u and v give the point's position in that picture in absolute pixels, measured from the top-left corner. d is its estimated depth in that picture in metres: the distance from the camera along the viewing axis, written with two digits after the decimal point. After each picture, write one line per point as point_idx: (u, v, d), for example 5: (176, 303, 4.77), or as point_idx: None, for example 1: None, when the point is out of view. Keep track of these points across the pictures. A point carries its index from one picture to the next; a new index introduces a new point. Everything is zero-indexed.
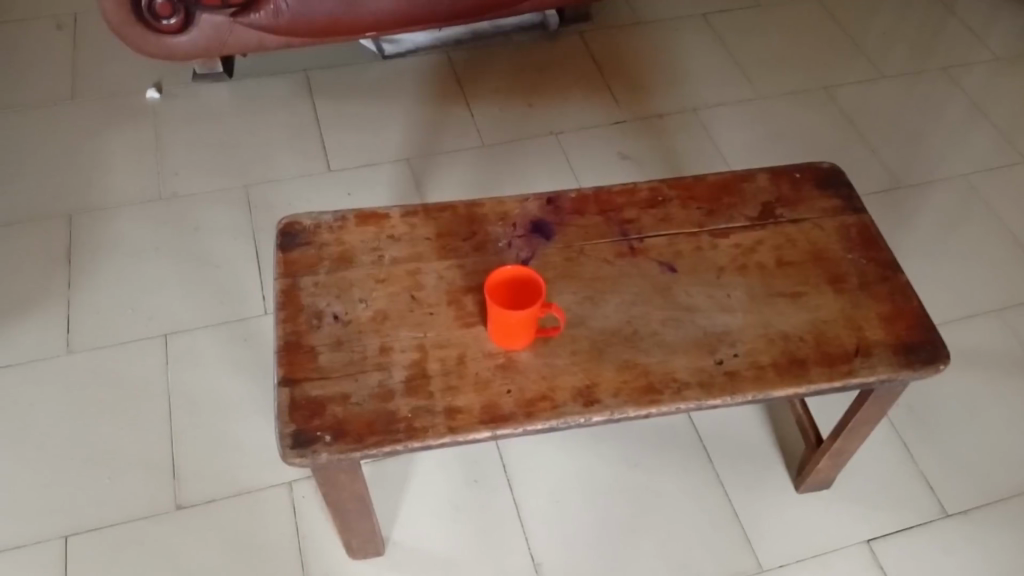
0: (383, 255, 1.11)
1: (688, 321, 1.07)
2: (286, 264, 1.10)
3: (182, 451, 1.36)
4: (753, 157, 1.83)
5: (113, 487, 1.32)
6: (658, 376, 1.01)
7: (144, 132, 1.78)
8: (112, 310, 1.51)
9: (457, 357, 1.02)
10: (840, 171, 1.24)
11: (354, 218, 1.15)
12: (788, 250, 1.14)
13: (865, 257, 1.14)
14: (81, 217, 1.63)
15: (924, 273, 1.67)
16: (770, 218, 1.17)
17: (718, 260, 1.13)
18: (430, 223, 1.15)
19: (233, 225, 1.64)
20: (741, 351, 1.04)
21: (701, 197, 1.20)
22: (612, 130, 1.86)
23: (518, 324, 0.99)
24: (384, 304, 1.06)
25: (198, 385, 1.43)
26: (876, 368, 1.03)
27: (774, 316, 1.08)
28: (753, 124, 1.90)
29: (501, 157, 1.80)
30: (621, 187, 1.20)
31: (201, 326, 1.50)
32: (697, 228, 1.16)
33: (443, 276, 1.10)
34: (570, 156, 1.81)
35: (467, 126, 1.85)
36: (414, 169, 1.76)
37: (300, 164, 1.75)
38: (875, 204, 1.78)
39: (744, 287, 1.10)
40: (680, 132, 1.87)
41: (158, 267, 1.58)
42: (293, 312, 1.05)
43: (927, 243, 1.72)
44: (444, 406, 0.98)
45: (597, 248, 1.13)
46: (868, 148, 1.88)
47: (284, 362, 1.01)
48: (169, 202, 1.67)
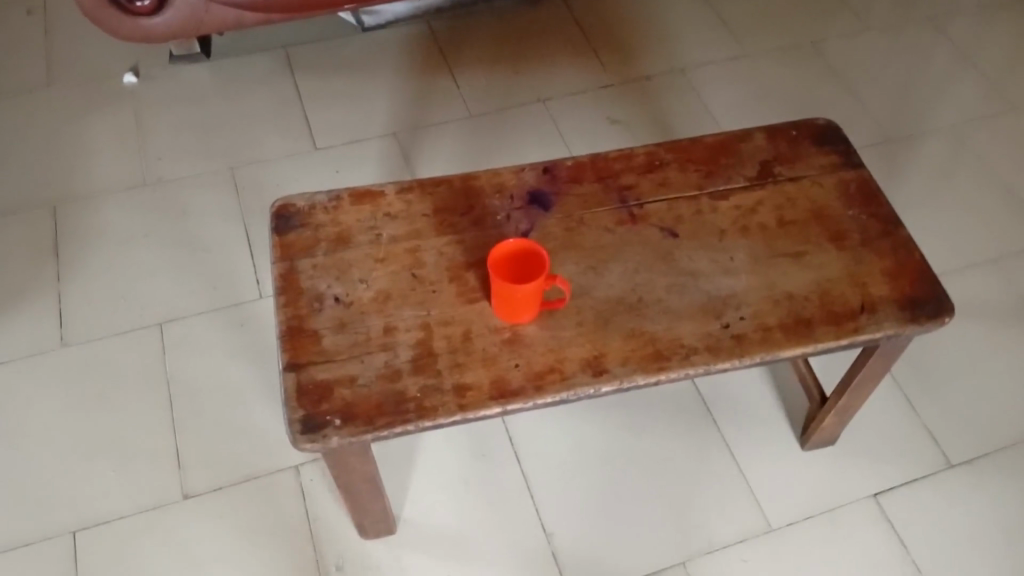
0: (380, 233, 1.10)
1: (692, 286, 1.06)
2: (283, 248, 1.08)
3: (186, 439, 1.35)
4: (744, 116, 1.82)
5: (118, 480, 1.30)
6: (666, 343, 1.01)
7: (123, 117, 1.74)
8: (105, 301, 1.49)
9: (463, 333, 1.01)
10: (836, 126, 1.22)
11: (349, 197, 1.13)
12: (789, 209, 1.13)
13: (866, 213, 1.13)
14: (66, 207, 1.60)
15: (918, 226, 1.67)
16: (769, 177, 1.16)
17: (719, 223, 1.12)
18: (427, 199, 1.13)
19: (222, 209, 1.61)
20: (747, 313, 1.04)
21: (698, 159, 1.18)
22: (601, 95, 1.84)
23: (524, 298, 0.98)
24: (386, 284, 1.05)
25: (197, 372, 1.42)
26: (882, 324, 1.03)
27: (778, 277, 1.07)
28: (742, 83, 1.88)
29: (490, 128, 1.77)
30: (618, 153, 1.19)
31: (196, 312, 1.48)
32: (696, 191, 1.15)
33: (443, 253, 1.08)
34: (559, 124, 1.79)
35: (454, 96, 1.82)
36: (403, 143, 1.74)
37: (286, 144, 1.72)
38: (868, 158, 1.77)
39: (746, 249, 1.10)
40: (669, 93, 1.85)
41: (148, 254, 1.55)
42: (294, 296, 1.03)
43: (920, 195, 1.72)
44: (453, 384, 0.97)
45: (597, 216, 1.12)
46: (857, 101, 1.87)
47: (288, 347, 0.99)
48: (154, 187, 1.64)
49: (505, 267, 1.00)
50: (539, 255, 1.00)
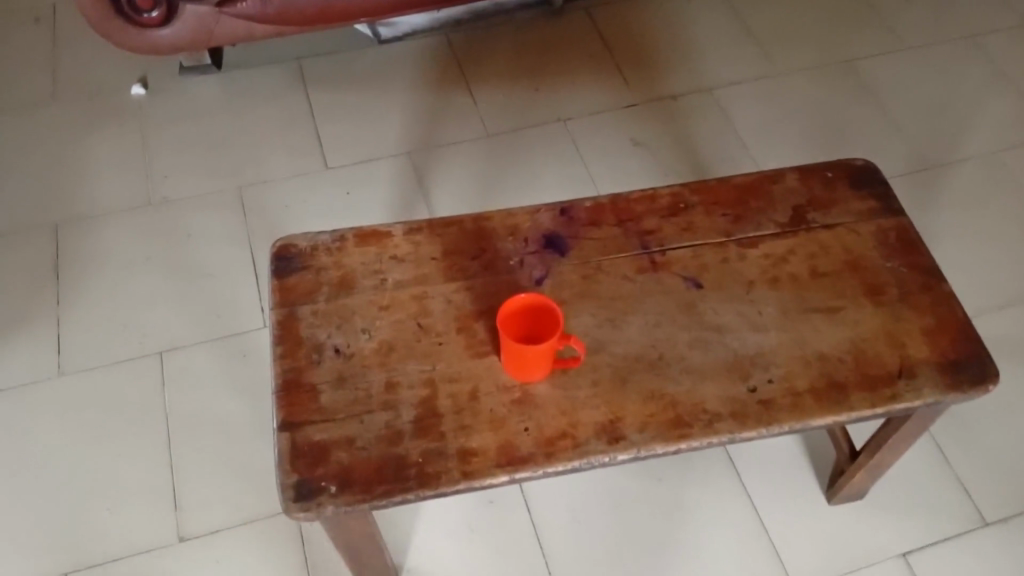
0: (386, 278, 1.03)
1: (717, 342, 0.99)
2: (282, 292, 1.02)
3: (185, 479, 1.30)
4: (773, 140, 1.74)
5: (113, 519, 1.26)
6: (687, 407, 0.94)
7: (130, 133, 1.70)
8: (107, 329, 1.44)
9: (469, 391, 0.94)
10: (874, 167, 1.14)
11: (353, 238, 1.06)
12: (823, 259, 1.06)
13: (906, 264, 1.05)
14: (70, 228, 1.56)
15: (956, 259, 1.58)
16: (801, 223, 1.09)
17: (748, 273, 1.05)
18: (436, 240, 1.07)
19: (226, 233, 1.56)
20: (776, 376, 0.96)
21: (726, 202, 1.11)
22: (622, 115, 1.76)
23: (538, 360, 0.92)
24: (389, 334, 0.99)
25: (197, 406, 1.36)
26: (921, 391, 0.96)
27: (809, 335, 0.99)
28: (771, 103, 1.80)
29: (507, 148, 1.70)
30: (640, 194, 1.12)
31: (198, 341, 1.43)
32: (723, 238, 1.08)
33: (452, 301, 1.02)
34: (579, 145, 1.71)
35: (469, 114, 1.75)
36: (415, 163, 1.67)
37: (295, 162, 1.66)
38: (904, 185, 1.68)
39: (776, 302, 1.02)
40: (695, 114, 1.77)
41: (152, 279, 1.50)
42: (291, 345, 0.98)
43: (958, 226, 1.63)
44: (457, 449, 0.91)
45: (616, 263, 1.05)
46: (892, 123, 1.78)
47: (284, 403, 0.93)
48: (159, 208, 1.59)
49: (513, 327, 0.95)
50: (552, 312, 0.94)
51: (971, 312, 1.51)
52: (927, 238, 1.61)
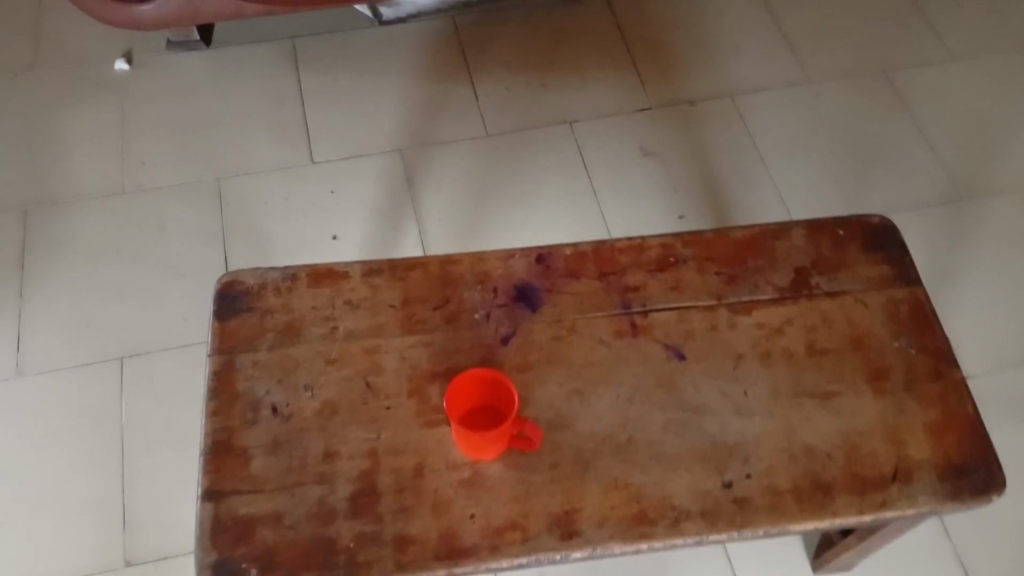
0: (337, 326, 0.94)
1: (695, 426, 0.88)
2: (222, 337, 0.93)
3: (136, 498, 1.23)
4: (794, 156, 1.61)
5: (57, 538, 1.19)
6: (654, 502, 0.84)
7: (109, 110, 1.60)
8: (69, 327, 1.36)
9: (414, 467, 0.86)
10: (892, 226, 1.03)
11: (306, 277, 0.97)
12: (823, 333, 0.95)
13: (915, 344, 0.95)
14: (38, 213, 1.48)
15: (983, 303, 1.45)
16: (803, 289, 0.98)
17: (737, 344, 0.94)
18: (396, 285, 0.97)
19: (201, 229, 1.47)
20: (756, 470, 0.86)
21: (722, 258, 1.00)
22: (634, 119, 1.64)
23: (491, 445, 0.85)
24: (334, 394, 0.90)
25: (155, 419, 1.29)
26: (916, 500, 0.86)
27: (799, 424, 0.89)
28: (796, 114, 1.66)
29: (507, 149, 1.59)
30: (626, 243, 1.01)
31: (162, 347, 1.35)
32: (714, 301, 0.97)
33: (406, 357, 0.93)
34: (584, 151, 1.60)
35: (469, 109, 1.64)
36: (407, 161, 1.56)
37: (278, 154, 1.56)
38: (933, 216, 1.54)
39: (766, 382, 0.91)
40: (713, 122, 1.64)
41: (119, 274, 1.42)
42: (227, 401, 0.90)
43: (988, 266, 1.49)
44: (393, 535, 0.82)
45: (592, 323, 0.95)
46: (927, 145, 1.63)
47: (210, 468, 0.86)
48: (131, 196, 1.50)
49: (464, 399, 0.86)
50: (510, 393, 0.85)
51: (992, 365, 1.39)
52: (952, 278, 1.48)
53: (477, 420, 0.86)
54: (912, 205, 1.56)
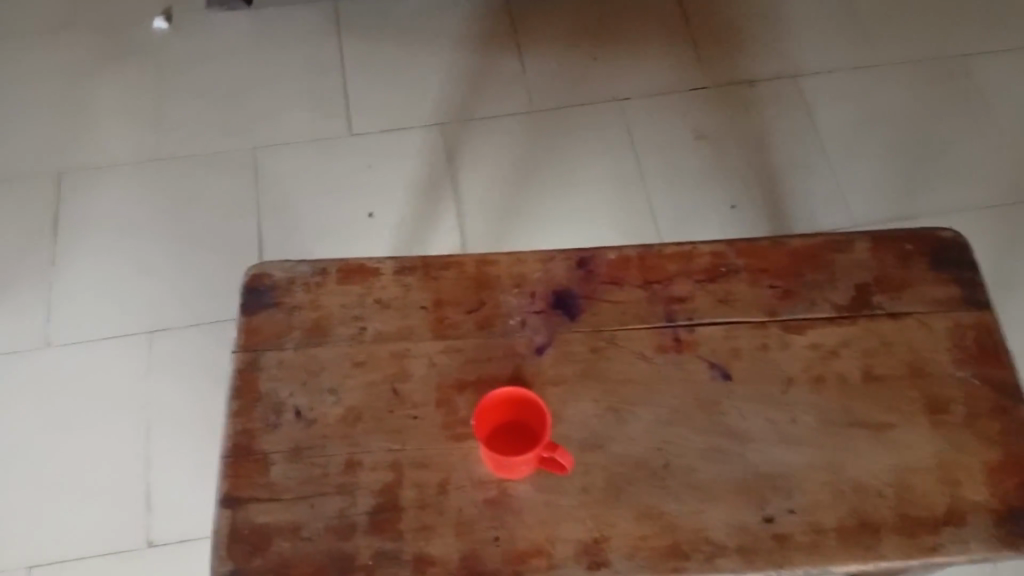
0: (365, 327, 0.90)
1: (736, 454, 0.83)
2: (247, 334, 0.90)
3: (160, 479, 1.23)
4: (857, 147, 1.52)
5: (81, 516, 1.21)
6: (687, 535, 0.79)
7: (146, 72, 1.56)
8: (99, 300, 1.36)
9: (438, 483, 0.82)
10: (964, 242, 0.95)
11: (336, 273, 0.93)
12: (880, 358, 0.88)
13: (979, 375, 0.88)
14: (72, 179, 1.46)
15: None
16: (862, 308, 0.91)
17: (787, 366, 0.87)
18: (428, 285, 0.92)
19: (236, 202, 1.44)
20: (799, 506, 0.81)
21: (777, 270, 0.93)
22: (688, 99, 1.55)
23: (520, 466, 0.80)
24: (359, 400, 0.86)
25: (181, 398, 1.29)
26: (969, 547, 0.80)
27: (848, 456, 0.83)
28: (862, 100, 1.56)
29: (552, 127, 1.52)
30: (675, 249, 0.94)
31: (190, 324, 1.34)
32: (766, 317, 0.90)
33: (435, 364, 0.88)
34: (633, 132, 1.52)
35: (515, 83, 1.57)
36: (447, 137, 1.51)
37: (316, 125, 1.51)
38: (1001, 217, 1.45)
39: (817, 409, 0.85)
40: (772, 106, 1.55)
41: (150, 247, 1.41)
42: (248, 403, 0.86)
43: None
44: (413, 554, 0.79)
45: (633, 336, 0.89)
46: (1000, 139, 1.52)
47: (229, 473, 0.83)
48: (166, 164, 1.47)
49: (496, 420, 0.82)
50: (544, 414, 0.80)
51: None
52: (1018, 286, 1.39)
53: (510, 441, 0.81)
54: (979, 205, 1.46)
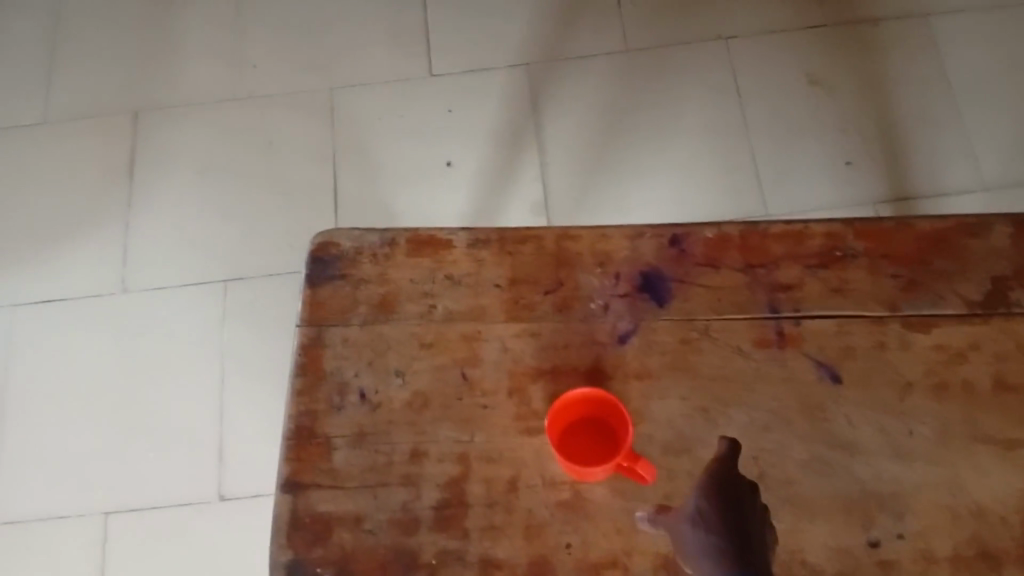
0: (435, 305, 0.83)
1: (841, 469, 0.74)
2: (312, 309, 0.84)
3: (232, 433, 1.23)
4: (991, 99, 1.36)
5: (157, 464, 1.22)
6: (781, 556, 0.72)
7: (222, 4, 1.50)
8: (175, 245, 1.34)
9: (508, 480, 0.77)
10: None
11: (406, 244, 0.85)
12: (1016, 365, 0.77)
13: None
14: (149, 118, 1.42)
15: None
16: (999, 305, 0.79)
17: (905, 370, 0.77)
18: (504, 261, 0.84)
19: (312, 146, 1.39)
20: (910, 530, 0.72)
21: (901, 256, 0.81)
22: (799, 41, 1.41)
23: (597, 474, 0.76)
24: (427, 384, 0.81)
25: (255, 350, 1.27)
26: None
27: (971, 477, 0.74)
28: (999, 46, 1.39)
29: (646, 70, 1.40)
30: (783, 227, 0.83)
31: (264, 274, 1.32)
32: (884, 312, 0.79)
33: (509, 348, 0.81)
34: (737, 78, 1.39)
35: (608, 20, 1.44)
36: (532, 79, 1.41)
37: (395, 64, 1.43)
38: None
39: (938, 421, 0.75)
40: (894, 50, 1.40)
41: (225, 191, 1.37)
42: (312, 381, 0.81)
43: None
44: (479, 555, 0.75)
45: (729, 327, 0.80)
46: None
47: (291, 456, 0.79)
48: (242, 103, 1.42)
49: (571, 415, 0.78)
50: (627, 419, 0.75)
51: None
52: None
53: (588, 444, 0.77)
54: None
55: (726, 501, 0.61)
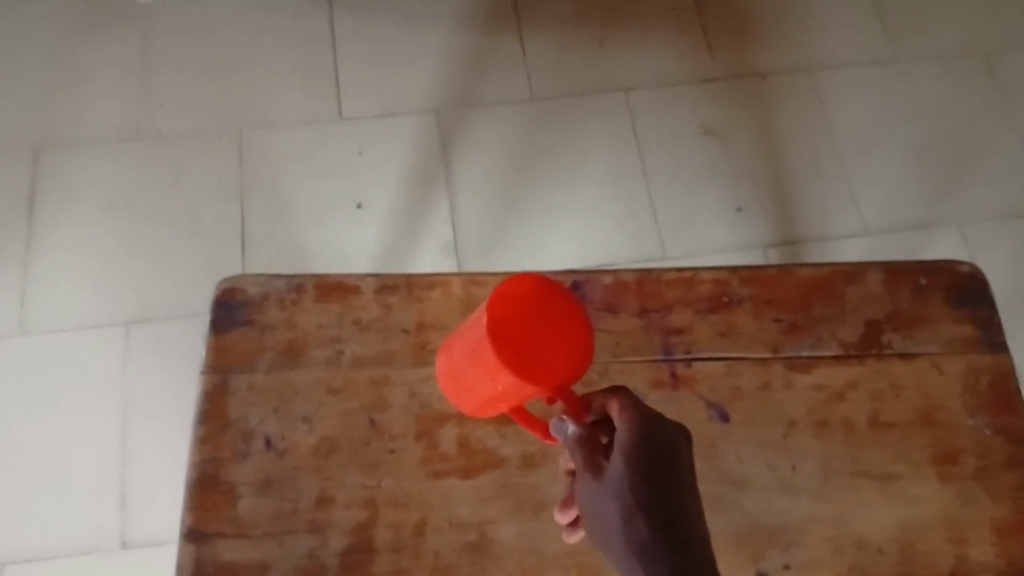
0: (343, 351, 0.84)
1: (732, 504, 0.79)
2: (217, 354, 0.83)
3: (135, 476, 1.20)
4: (871, 150, 1.47)
5: (57, 509, 1.18)
6: None
7: (128, 42, 1.47)
8: (75, 285, 1.31)
9: (415, 524, 0.78)
10: (982, 277, 0.89)
11: (313, 289, 0.86)
12: (890, 403, 0.83)
13: (992, 423, 0.83)
14: (50, 156, 1.39)
15: None
16: (873, 347, 0.85)
17: (790, 409, 0.82)
18: (412, 306, 0.86)
19: (220, 186, 1.38)
20: (796, 560, 0.77)
21: (784, 301, 0.87)
22: (697, 92, 1.49)
23: (507, 398, 0.64)
24: (334, 430, 0.81)
25: (158, 393, 1.25)
26: None
27: (851, 509, 0.79)
28: (877, 101, 1.50)
29: (552, 118, 1.45)
30: (676, 274, 0.88)
31: (169, 316, 1.29)
32: (769, 353, 0.84)
33: (418, 393, 0.83)
34: (638, 124, 1.46)
35: (516, 67, 1.49)
36: (443, 123, 1.44)
37: (305, 105, 1.44)
38: (1006, 236, 1.42)
39: (819, 456, 0.81)
40: (783, 102, 1.49)
41: (129, 230, 1.35)
42: (216, 428, 0.80)
43: None
44: None
45: (627, 369, 0.83)
46: (1011, 151, 1.48)
47: (194, 505, 0.78)
48: (148, 142, 1.40)
49: (506, 305, 0.59)
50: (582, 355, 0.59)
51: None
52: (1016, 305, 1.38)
53: (523, 330, 0.59)
54: (982, 222, 1.43)
55: (646, 467, 0.57)
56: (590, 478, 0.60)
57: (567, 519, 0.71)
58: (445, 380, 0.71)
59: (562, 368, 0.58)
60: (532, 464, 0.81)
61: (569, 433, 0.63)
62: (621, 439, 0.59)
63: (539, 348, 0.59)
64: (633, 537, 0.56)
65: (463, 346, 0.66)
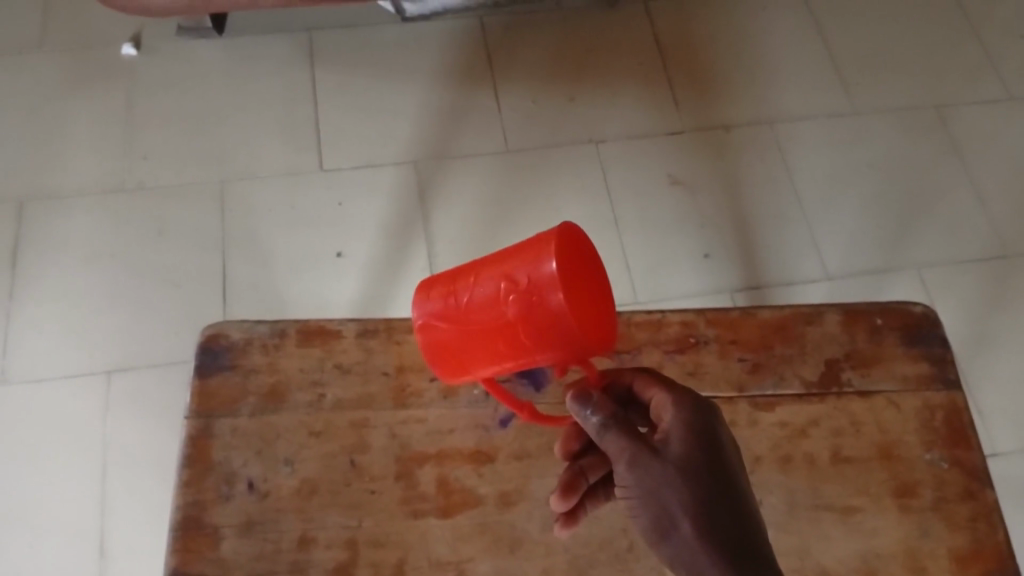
0: (324, 394, 0.87)
1: None
2: (201, 399, 0.86)
3: (114, 524, 1.21)
4: (832, 198, 1.53)
5: (36, 557, 1.19)
6: None
7: (113, 97, 1.51)
8: (57, 334, 1.33)
9: (395, 563, 0.80)
10: (935, 318, 0.94)
11: (295, 335, 0.89)
12: (850, 439, 0.87)
13: (947, 457, 0.86)
14: (34, 208, 1.42)
15: (1006, 376, 1.41)
16: (833, 385, 0.89)
17: (755, 445, 0.86)
18: (391, 350, 0.89)
19: (202, 235, 1.41)
20: None
21: (748, 342, 0.91)
22: (665, 144, 1.55)
23: (523, 357, 0.68)
24: (315, 472, 0.83)
25: (138, 439, 1.26)
26: None
27: (815, 542, 0.82)
28: (836, 152, 1.57)
29: (525, 170, 1.50)
30: (645, 316, 0.92)
31: (149, 363, 1.31)
32: (735, 392, 0.88)
33: (397, 434, 0.86)
34: (608, 174, 1.51)
35: (491, 121, 1.54)
36: (420, 174, 1.48)
37: (287, 157, 1.48)
38: (964, 279, 1.48)
39: (783, 490, 0.84)
40: (746, 152, 1.56)
41: (111, 279, 1.37)
42: (199, 472, 0.82)
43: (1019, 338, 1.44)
44: None
45: None
46: (964, 198, 1.55)
47: (177, 547, 0.79)
48: (132, 193, 1.44)
49: (570, 263, 0.64)
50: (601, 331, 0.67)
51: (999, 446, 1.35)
52: (975, 346, 1.43)
53: (579, 295, 0.65)
54: (940, 266, 1.48)
55: (707, 448, 0.67)
56: (644, 463, 0.66)
57: (566, 508, 0.77)
58: (429, 333, 0.72)
59: (603, 339, 0.66)
60: (509, 502, 0.83)
61: (597, 417, 0.66)
62: (677, 425, 0.68)
63: (589, 317, 0.66)
64: (705, 516, 0.65)
65: (489, 294, 0.67)
